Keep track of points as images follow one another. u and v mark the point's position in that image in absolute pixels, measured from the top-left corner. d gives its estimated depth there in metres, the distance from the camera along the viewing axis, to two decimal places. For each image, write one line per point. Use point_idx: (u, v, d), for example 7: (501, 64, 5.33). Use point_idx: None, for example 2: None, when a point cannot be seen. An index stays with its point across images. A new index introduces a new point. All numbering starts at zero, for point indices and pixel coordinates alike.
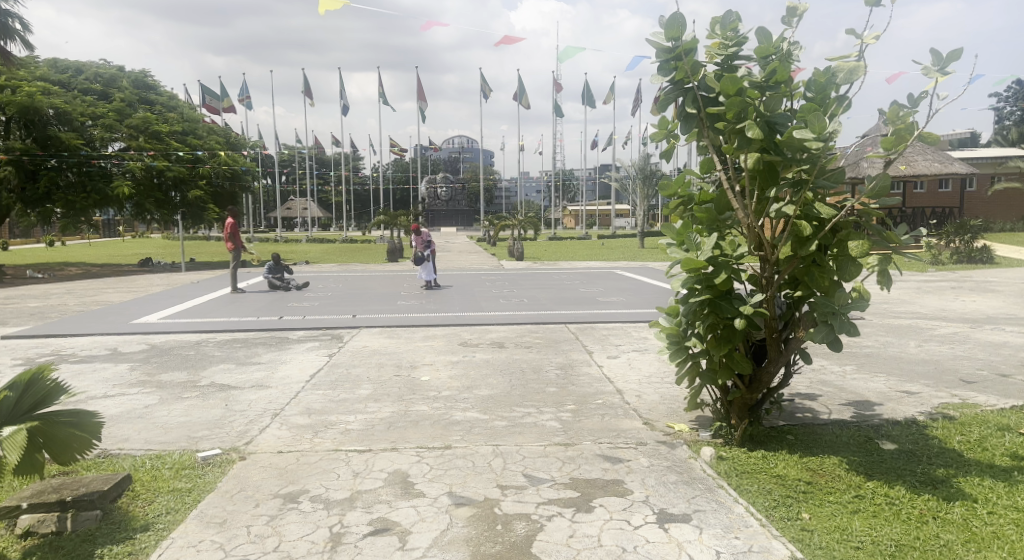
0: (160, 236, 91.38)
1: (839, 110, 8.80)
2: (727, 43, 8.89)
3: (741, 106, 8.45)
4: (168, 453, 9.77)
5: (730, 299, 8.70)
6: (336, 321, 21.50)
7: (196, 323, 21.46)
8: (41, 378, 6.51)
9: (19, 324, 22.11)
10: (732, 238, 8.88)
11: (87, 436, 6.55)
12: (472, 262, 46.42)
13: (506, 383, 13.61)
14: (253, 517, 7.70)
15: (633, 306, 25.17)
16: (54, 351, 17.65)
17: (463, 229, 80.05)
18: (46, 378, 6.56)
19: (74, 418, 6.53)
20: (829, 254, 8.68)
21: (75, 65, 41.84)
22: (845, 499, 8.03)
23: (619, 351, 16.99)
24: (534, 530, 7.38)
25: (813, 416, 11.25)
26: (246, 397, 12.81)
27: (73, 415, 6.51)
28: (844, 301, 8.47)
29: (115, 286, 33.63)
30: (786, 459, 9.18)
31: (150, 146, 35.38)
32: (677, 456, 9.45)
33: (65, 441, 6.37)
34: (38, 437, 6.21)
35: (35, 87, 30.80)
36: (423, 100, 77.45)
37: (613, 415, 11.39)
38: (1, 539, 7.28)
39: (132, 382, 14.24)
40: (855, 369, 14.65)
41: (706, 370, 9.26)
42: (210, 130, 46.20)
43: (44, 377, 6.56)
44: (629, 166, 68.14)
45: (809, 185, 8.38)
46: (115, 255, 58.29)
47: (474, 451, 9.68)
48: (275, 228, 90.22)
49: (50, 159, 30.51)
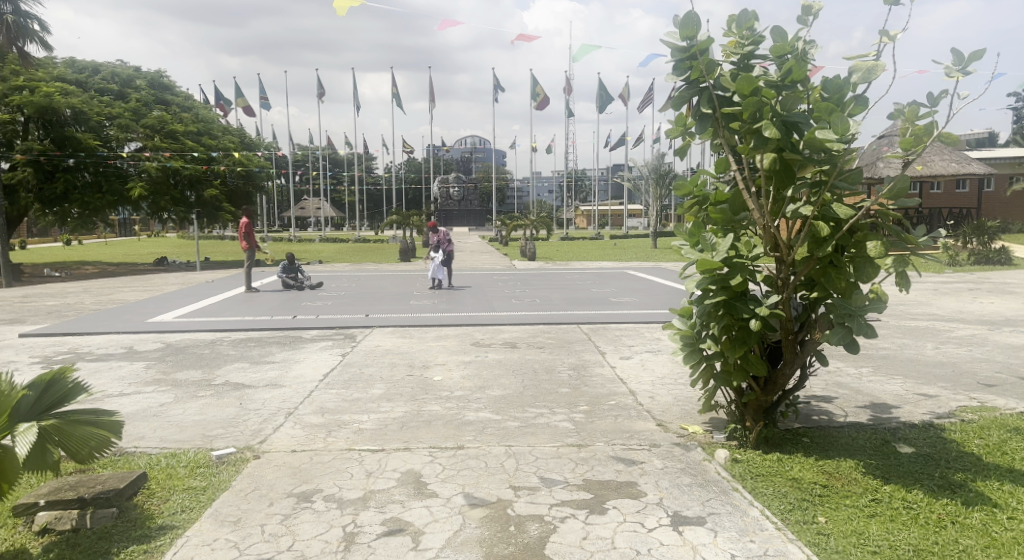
0: (175, 235, 92.33)
1: (856, 110, 8.69)
2: (743, 42, 8.79)
3: (757, 106, 8.32)
4: (183, 451, 9.80)
5: (745, 300, 8.61)
6: (349, 320, 21.56)
7: (210, 321, 21.55)
8: (62, 377, 6.44)
9: (36, 322, 22.33)
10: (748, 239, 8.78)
11: (106, 435, 6.44)
12: (485, 261, 46.46)
13: (519, 383, 13.56)
14: (267, 515, 7.70)
15: (646, 306, 25.07)
16: (71, 348, 17.80)
17: (475, 229, 80.22)
18: (68, 377, 6.48)
19: (92, 418, 6.43)
20: (845, 255, 8.59)
21: (92, 66, 42.24)
22: (862, 503, 7.92)
23: (632, 351, 16.90)
24: (548, 532, 7.33)
25: (829, 418, 11.12)
26: (261, 395, 12.86)
27: (90, 415, 6.42)
28: (861, 303, 8.38)
29: (131, 284, 33.92)
30: (802, 462, 9.07)
31: (166, 145, 35.64)
32: (691, 458, 9.36)
33: (82, 441, 6.29)
34: (53, 437, 6.16)
35: (53, 87, 31.10)
36: (435, 100, 77.70)
37: (626, 416, 11.32)
38: (18, 536, 7.31)
39: (148, 380, 14.34)
40: (871, 371, 14.49)
41: (720, 372, 9.17)
42: (225, 130, 46.49)
43: (66, 376, 6.48)
44: (642, 166, 67.97)
45: (827, 186, 8.29)
46: (131, 253, 58.93)
47: (487, 451, 9.64)
48: (288, 228, 90.80)
49: (68, 159, 30.80)
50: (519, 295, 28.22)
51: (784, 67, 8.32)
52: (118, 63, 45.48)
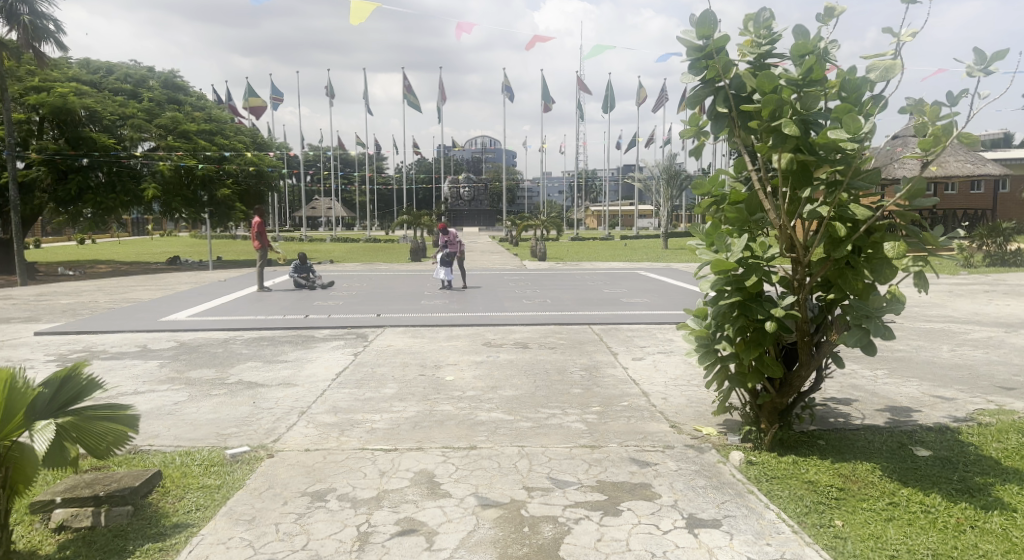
0: (188, 235, 93.06)
1: (874, 109, 8.57)
2: (760, 41, 8.69)
3: (777, 103, 8.12)
4: (198, 450, 9.82)
5: (760, 301, 8.49)
6: (361, 320, 21.58)
7: (223, 320, 21.64)
8: (76, 374, 6.49)
9: (52, 321, 22.52)
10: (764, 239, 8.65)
11: (123, 429, 6.51)
12: (495, 261, 46.44)
13: (531, 384, 13.50)
14: (281, 514, 7.68)
15: (658, 307, 24.96)
16: (86, 347, 17.94)
17: (486, 229, 80.38)
18: (81, 374, 6.52)
19: (109, 412, 6.50)
20: (862, 256, 8.45)
21: (107, 67, 42.54)
22: (878, 506, 7.80)
23: (644, 352, 16.81)
24: (561, 533, 7.27)
25: (845, 421, 10.99)
26: (274, 394, 12.88)
27: (107, 409, 6.48)
28: (878, 304, 8.25)
29: (145, 283, 34.17)
30: (818, 464, 8.96)
31: (179, 146, 35.84)
32: (705, 460, 9.27)
33: (100, 435, 6.36)
34: (71, 432, 6.22)
35: (69, 88, 31.31)
36: (446, 100, 77.84)
37: (640, 417, 11.23)
38: (35, 533, 7.33)
39: (162, 378, 14.40)
40: (887, 373, 14.32)
41: (735, 374, 9.06)
42: (237, 129, 46.67)
43: (79, 373, 6.53)
44: (654, 166, 67.81)
45: (844, 185, 8.20)
46: (147, 252, 59.51)
47: (500, 451, 9.59)
48: (299, 228, 91.27)
49: (82, 159, 31.00)
50: (530, 295, 28.18)
51: (804, 65, 8.08)
52: (131, 63, 45.77)
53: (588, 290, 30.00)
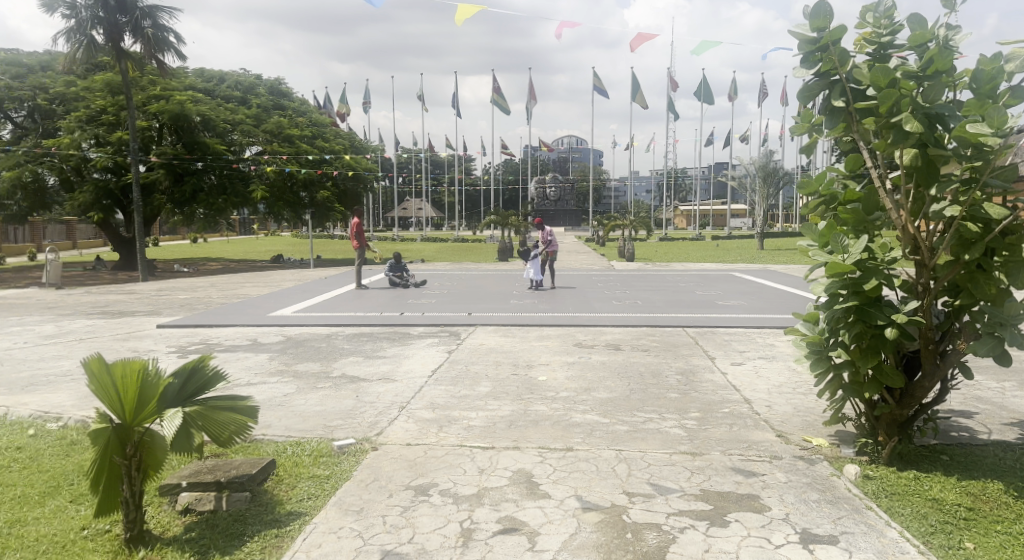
0: (290, 235, 97.92)
1: (1012, 100, 7.75)
2: (880, 31, 8.00)
3: (895, 98, 7.54)
4: (308, 441, 10.13)
5: (881, 307, 7.69)
6: (453, 318, 21.90)
7: (324, 317, 22.46)
8: (202, 368, 6.75)
9: (172, 314, 24.12)
10: (884, 241, 7.91)
11: (244, 421, 6.65)
12: (584, 262, 46.19)
13: (626, 387, 13.18)
14: (388, 507, 7.70)
15: (756, 310, 24.02)
16: (202, 339, 19.08)
17: (572, 228, 80.69)
18: (206, 368, 6.78)
19: (231, 404, 6.69)
20: (997, 258, 7.66)
21: (218, 76, 45.11)
22: (1015, 530, 7.12)
23: (743, 358, 16.14)
24: (666, 541, 6.95)
25: (970, 436, 10.11)
26: (375, 389, 13.20)
27: (229, 401, 6.68)
28: (1015, 311, 7.53)
29: (252, 279, 36.05)
30: (942, 481, 8.27)
31: (283, 149, 37.53)
32: (817, 473, 8.71)
33: (223, 424, 6.53)
34: (196, 420, 6.40)
35: (185, 96, 33.31)
36: (534, 100, 78.35)
37: (741, 425, 10.73)
38: (164, 515, 7.60)
39: (271, 371, 15.08)
40: (1017, 386, 13.11)
41: (849, 385, 8.26)
42: (336, 133, 48.53)
43: (204, 367, 6.78)
44: (749, 164, 65.64)
45: (980, 183, 7.43)
46: (251, 250, 62.90)
47: (598, 455, 9.37)
48: (391, 229, 94.39)
49: (196, 162, 32.96)
50: (620, 296, 27.81)
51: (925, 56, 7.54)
52: (240, 71, 48.37)
53: (680, 292, 29.28)
